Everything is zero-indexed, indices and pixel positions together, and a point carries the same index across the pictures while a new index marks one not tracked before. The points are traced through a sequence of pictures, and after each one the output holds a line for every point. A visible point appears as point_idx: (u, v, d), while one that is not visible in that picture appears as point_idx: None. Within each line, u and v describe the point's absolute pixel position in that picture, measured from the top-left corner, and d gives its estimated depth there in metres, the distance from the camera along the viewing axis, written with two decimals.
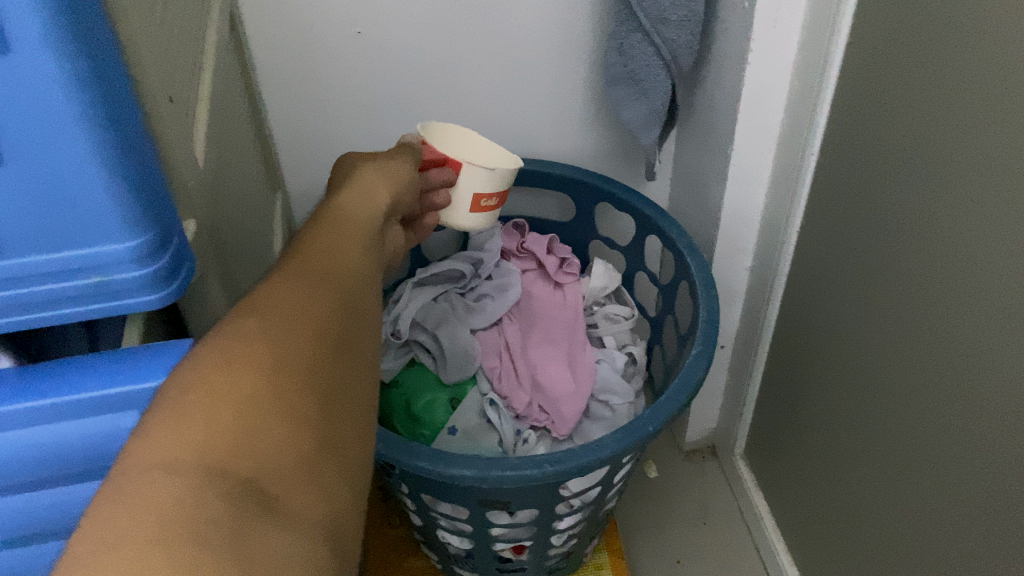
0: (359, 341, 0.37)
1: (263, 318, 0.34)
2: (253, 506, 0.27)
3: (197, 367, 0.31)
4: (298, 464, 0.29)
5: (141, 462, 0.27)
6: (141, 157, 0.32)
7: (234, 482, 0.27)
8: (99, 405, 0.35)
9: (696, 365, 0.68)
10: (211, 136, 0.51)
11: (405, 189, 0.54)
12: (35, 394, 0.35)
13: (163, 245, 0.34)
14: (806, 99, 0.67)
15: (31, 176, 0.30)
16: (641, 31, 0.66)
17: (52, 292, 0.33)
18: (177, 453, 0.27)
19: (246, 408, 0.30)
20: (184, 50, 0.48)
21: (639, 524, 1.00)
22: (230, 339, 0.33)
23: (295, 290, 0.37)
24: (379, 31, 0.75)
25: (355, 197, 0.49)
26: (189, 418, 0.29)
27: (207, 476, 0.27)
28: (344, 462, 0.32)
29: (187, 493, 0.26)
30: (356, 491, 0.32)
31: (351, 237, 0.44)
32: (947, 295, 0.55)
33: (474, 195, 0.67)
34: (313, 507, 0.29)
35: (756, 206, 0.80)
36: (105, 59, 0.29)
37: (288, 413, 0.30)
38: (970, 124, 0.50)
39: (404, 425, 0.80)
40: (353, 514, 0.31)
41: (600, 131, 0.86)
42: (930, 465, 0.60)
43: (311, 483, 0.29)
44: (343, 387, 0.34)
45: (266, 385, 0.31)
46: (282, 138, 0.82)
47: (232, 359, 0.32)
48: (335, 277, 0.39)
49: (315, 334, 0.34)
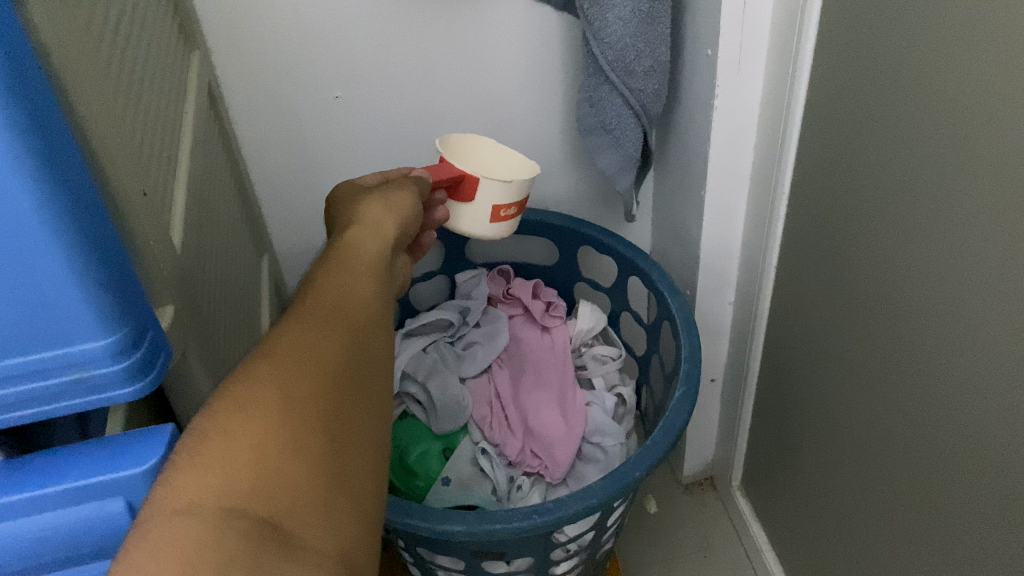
0: (369, 375, 0.38)
1: (274, 359, 0.35)
2: (271, 546, 0.29)
3: (213, 410, 0.32)
4: (311, 505, 0.31)
5: (164, 507, 0.28)
6: (113, 251, 0.33)
7: (251, 522, 0.29)
8: (86, 493, 0.34)
9: (681, 408, 0.69)
10: (190, 206, 0.52)
11: (410, 218, 0.55)
12: (20, 486, 0.34)
13: (138, 341, 0.35)
14: (775, 138, 0.70)
15: (8, 281, 0.30)
16: (608, 84, 0.68)
17: (35, 391, 0.34)
18: (198, 496, 0.29)
19: (261, 449, 0.31)
20: (157, 128, 0.49)
21: (640, 562, 1.00)
22: (244, 380, 0.34)
23: (306, 324, 0.38)
24: (357, 93, 0.77)
25: (365, 227, 0.50)
26: (207, 462, 0.30)
27: (227, 518, 0.28)
28: (355, 495, 0.33)
29: (208, 535, 0.27)
30: (367, 521, 0.33)
31: (360, 268, 0.45)
32: (925, 320, 0.57)
33: (492, 207, 0.68)
34: (327, 540, 0.31)
35: (734, 243, 0.82)
36: (70, 157, 0.30)
37: (300, 452, 0.32)
38: (934, 152, 0.52)
39: (399, 478, 0.80)
40: (365, 543, 0.33)
41: (578, 177, 0.89)
42: (923, 486, 0.61)
43: (324, 517, 0.31)
44: (352, 424, 0.35)
45: (279, 426, 0.32)
46: (265, 200, 0.83)
47: (247, 400, 0.32)
48: (347, 309, 0.40)
49: (326, 370, 0.35)
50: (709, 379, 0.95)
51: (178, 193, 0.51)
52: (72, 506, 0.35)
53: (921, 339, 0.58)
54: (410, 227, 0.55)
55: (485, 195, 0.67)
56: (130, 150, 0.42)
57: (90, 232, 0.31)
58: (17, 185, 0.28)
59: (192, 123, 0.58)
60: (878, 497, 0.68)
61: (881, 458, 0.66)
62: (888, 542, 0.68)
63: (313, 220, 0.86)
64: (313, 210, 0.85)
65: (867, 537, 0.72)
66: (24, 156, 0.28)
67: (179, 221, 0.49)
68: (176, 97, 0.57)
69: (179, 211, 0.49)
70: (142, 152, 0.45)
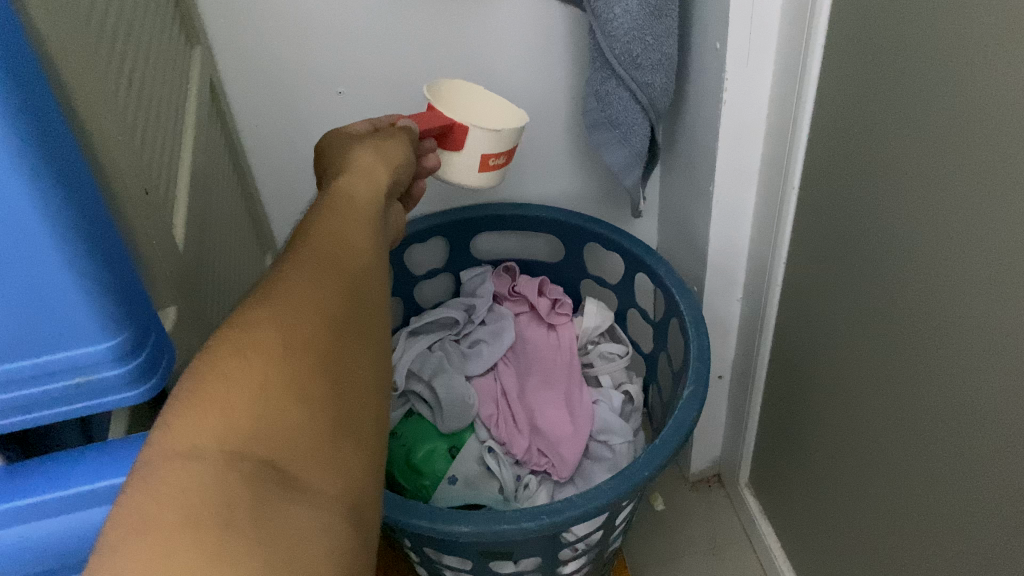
0: (368, 319, 0.37)
1: (274, 302, 0.35)
2: (275, 488, 0.28)
3: (211, 355, 0.32)
4: (315, 447, 0.30)
5: (165, 450, 0.28)
6: (113, 249, 0.32)
7: (255, 465, 0.28)
8: (90, 498, 0.34)
9: (690, 406, 0.68)
10: (192, 202, 0.52)
11: (402, 166, 0.54)
12: (25, 491, 0.34)
13: (142, 342, 0.34)
14: (785, 132, 0.69)
15: (8, 284, 0.30)
16: (615, 78, 0.68)
17: (37, 395, 0.33)
18: (199, 442, 0.28)
19: (261, 391, 0.30)
20: (157, 122, 0.48)
21: (648, 559, 0.99)
22: (242, 325, 0.33)
23: (304, 270, 0.37)
24: (361, 89, 0.76)
25: (358, 176, 0.50)
26: (207, 404, 0.30)
27: (229, 462, 0.28)
28: (360, 437, 0.32)
29: (211, 481, 0.27)
30: (374, 461, 0.33)
31: (357, 214, 0.44)
32: (935, 316, 0.56)
33: (481, 156, 0.69)
34: (332, 482, 0.30)
35: (743, 239, 0.81)
36: (66, 150, 0.29)
37: (302, 395, 0.31)
38: (947, 147, 0.51)
39: (405, 477, 0.79)
40: (372, 484, 0.32)
41: (583, 173, 0.88)
42: (931, 485, 0.60)
43: (328, 459, 0.31)
44: (353, 368, 0.34)
45: (278, 369, 0.31)
46: (268, 197, 0.82)
47: (246, 343, 0.32)
48: (344, 254, 0.39)
49: (325, 317, 0.35)
50: (716, 376, 0.94)
51: (180, 190, 0.50)
52: (69, 514, 0.34)
53: (930, 336, 0.57)
54: (402, 176, 0.54)
55: (474, 144, 0.68)
56: (131, 146, 0.42)
57: (90, 232, 0.30)
58: (16, 184, 0.28)
59: (194, 120, 0.58)
60: (886, 495, 0.67)
61: (889, 455, 0.65)
62: (896, 539, 0.68)
63: None
64: None
65: (875, 535, 0.71)
66: (21, 150, 0.27)
67: (181, 220, 0.48)
68: (177, 93, 0.56)
69: (181, 208, 0.49)
70: (143, 147, 0.44)
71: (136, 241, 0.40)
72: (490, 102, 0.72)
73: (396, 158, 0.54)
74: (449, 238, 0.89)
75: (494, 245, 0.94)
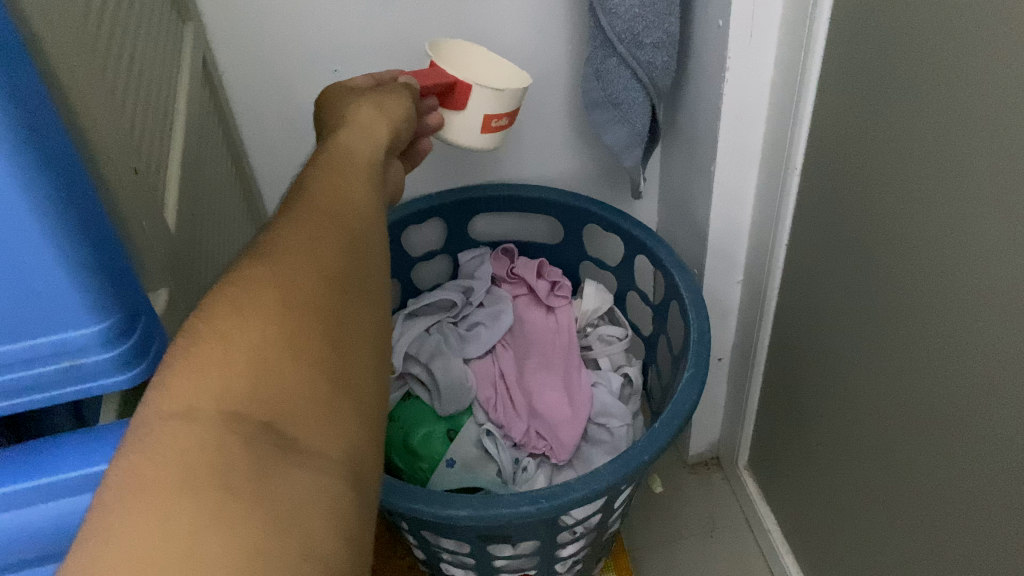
0: (367, 278, 0.36)
1: (271, 261, 0.34)
2: (274, 451, 0.27)
3: (208, 313, 0.31)
4: (315, 410, 0.30)
5: (160, 411, 0.27)
6: (100, 228, 0.31)
7: (253, 427, 0.28)
8: (92, 481, 0.33)
9: (691, 388, 0.67)
10: (184, 181, 0.51)
11: (401, 122, 0.53)
12: (25, 474, 0.33)
13: (131, 324, 0.33)
14: (787, 112, 0.68)
15: None
16: (616, 56, 0.66)
17: (27, 378, 0.33)
18: (196, 400, 0.28)
19: (259, 351, 0.30)
20: (147, 99, 0.47)
21: (646, 542, 0.99)
22: (238, 284, 0.32)
23: (302, 227, 0.36)
24: (357, 68, 0.75)
25: (355, 134, 0.48)
26: (203, 363, 0.29)
27: (226, 423, 0.27)
28: (361, 400, 0.32)
29: (208, 442, 0.26)
30: (376, 425, 0.32)
31: (355, 173, 0.43)
32: (936, 299, 0.55)
33: (484, 115, 0.69)
34: (333, 445, 0.29)
35: (744, 221, 0.80)
36: (51, 126, 0.28)
37: (301, 356, 0.30)
38: (951, 128, 0.50)
39: (402, 459, 0.79)
40: (374, 447, 0.31)
41: (583, 153, 0.87)
42: (931, 469, 0.60)
43: (329, 421, 0.30)
44: (353, 329, 0.33)
45: (276, 329, 0.31)
46: (263, 178, 0.81)
47: (242, 302, 0.31)
48: (343, 212, 0.39)
49: (323, 273, 0.34)
50: (716, 358, 0.94)
51: (172, 169, 0.49)
52: (62, 498, 0.33)
53: (930, 320, 0.56)
54: (402, 133, 0.53)
55: (476, 104, 0.68)
56: (121, 123, 0.41)
57: (78, 209, 0.30)
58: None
59: (187, 98, 0.56)
60: (885, 478, 0.67)
61: (889, 439, 0.65)
62: (895, 523, 0.67)
63: None
64: None
65: (874, 518, 0.71)
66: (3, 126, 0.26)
67: (173, 200, 0.47)
68: (168, 69, 0.55)
69: (173, 188, 0.47)
70: (133, 125, 0.43)
71: (128, 221, 0.39)
72: (482, 61, 0.71)
73: (396, 113, 0.53)
74: (447, 220, 0.88)
75: (492, 227, 0.94)
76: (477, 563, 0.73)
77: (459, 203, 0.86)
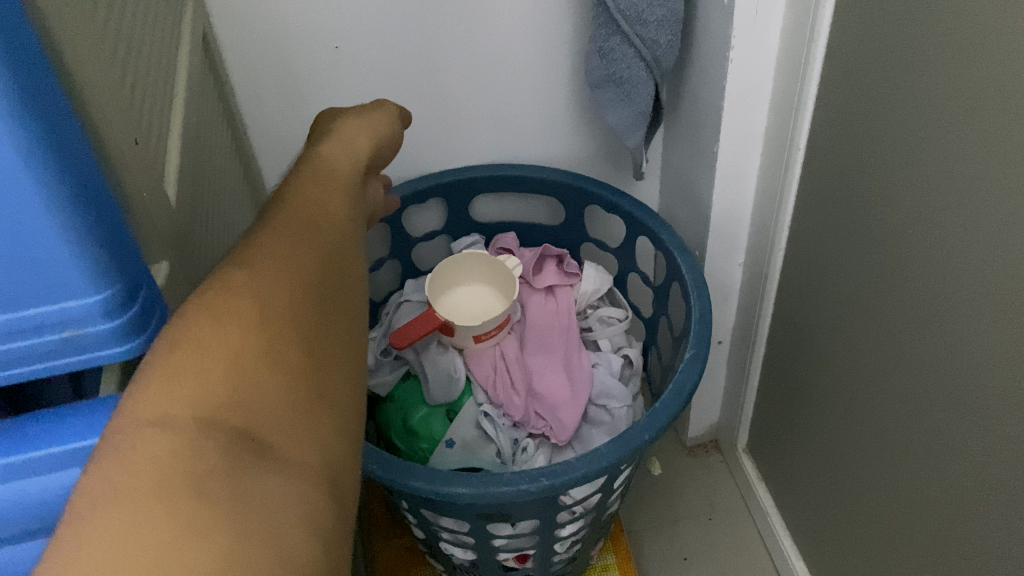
0: (343, 294, 0.38)
1: (249, 273, 0.35)
2: (249, 457, 0.28)
3: (184, 322, 0.32)
4: (290, 419, 0.31)
5: (134, 418, 0.28)
6: (99, 199, 0.31)
7: (228, 434, 0.28)
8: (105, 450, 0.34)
9: (691, 369, 0.67)
10: (185, 159, 0.50)
11: (387, 137, 0.54)
12: (38, 443, 0.33)
13: (132, 296, 0.33)
14: (791, 93, 0.68)
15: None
16: (619, 34, 0.66)
17: (31, 349, 0.33)
18: (171, 409, 0.28)
19: (235, 361, 0.31)
20: (148, 75, 0.47)
21: (645, 523, 1.00)
22: (216, 295, 0.33)
23: (280, 244, 0.38)
24: (358, 45, 0.74)
25: (339, 147, 0.50)
26: (179, 372, 0.30)
27: (201, 430, 0.28)
28: (336, 410, 0.33)
29: (182, 448, 0.27)
30: (351, 436, 0.33)
31: (335, 189, 0.45)
32: (938, 283, 0.55)
33: None
34: (308, 453, 0.30)
35: (747, 203, 0.80)
36: (51, 95, 0.28)
37: (276, 366, 0.32)
38: (956, 110, 0.50)
39: (403, 440, 0.79)
40: (350, 457, 0.32)
41: (585, 134, 0.86)
42: (931, 452, 0.60)
43: (305, 430, 0.31)
44: (329, 343, 0.35)
45: (252, 340, 0.32)
46: (263, 155, 0.81)
47: (219, 313, 0.32)
48: (321, 229, 0.40)
49: (299, 287, 0.35)
50: (716, 342, 0.94)
51: (172, 145, 0.49)
52: (64, 470, 0.34)
53: (932, 303, 0.56)
54: (387, 148, 0.54)
55: None
56: (123, 98, 0.40)
57: (78, 180, 0.30)
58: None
59: (186, 74, 0.56)
60: (886, 462, 0.67)
61: (889, 423, 0.65)
62: (894, 507, 0.68)
63: None
64: None
65: (873, 502, 0.71)
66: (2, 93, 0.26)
67: (173, 174, 0.47)
68: (169, 45, 0.54)
69: (174, 164, 0.47)
70: (135, 101, 0.43)
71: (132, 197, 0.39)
72: None
73: (381, 126, 0.54)
74: (448, 200, 0.88)
75: (492, 210, 0.93)
76: (476, 542, 0.73)
77: (461, 183, 0.85)
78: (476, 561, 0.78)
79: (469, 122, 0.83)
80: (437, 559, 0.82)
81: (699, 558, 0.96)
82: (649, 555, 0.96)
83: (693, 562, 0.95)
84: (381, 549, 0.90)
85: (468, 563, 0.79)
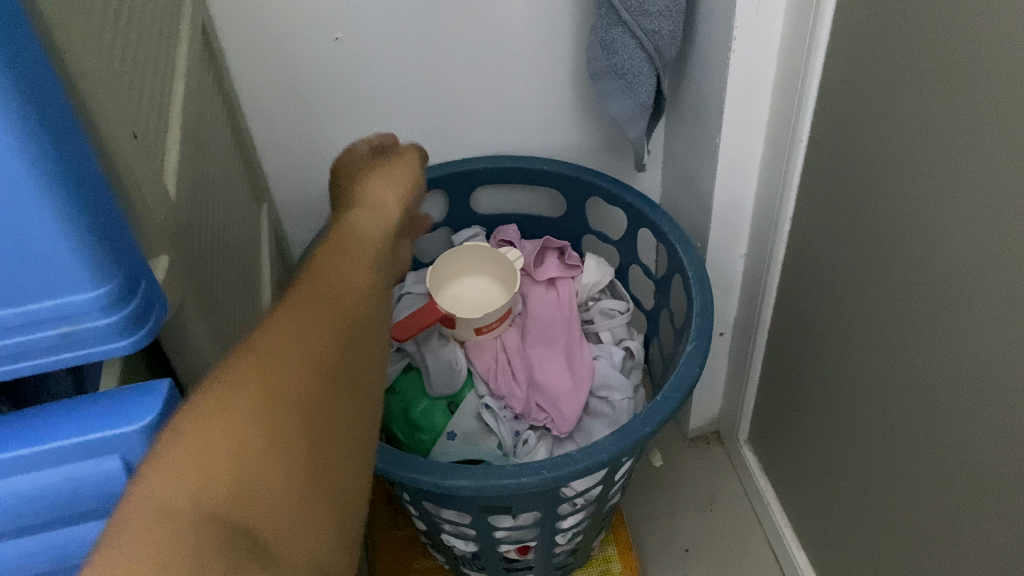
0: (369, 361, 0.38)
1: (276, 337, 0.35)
2: (245, 558, 0.30)
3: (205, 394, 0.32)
4: (295, 509, 0.32)
5: (146, 505, 0.29)
6: (97, 194, 0.31)
7: (231, 531, 0.30)
8: (102, 445, 0.34)
9: (692, 362, 0.67)
10: (185, 151, 0.50)
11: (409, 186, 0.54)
12: (36, 437, 0.33)
13: (131, 290, 0.33)
14: (794, 84, 0.67)
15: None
16: (621, 25, 0.66)
17: (30, 343, 0.33)
18: (181, 496, 0.29)
19: (250, 445, 0.31)
20: (147, 67, 0.47)
21: (646, 514, 1.00)
22: (238, 365, 0.34)
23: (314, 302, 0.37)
24: (358, 36, 0.74)
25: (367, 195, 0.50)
26: (194, 456, 0.30)
27: (206, 525, 0.29)
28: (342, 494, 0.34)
29: (186, 546, 0.28)
30: (353, 519, 0.35)
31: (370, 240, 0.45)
32: (941, 274, 0.55)
33: None
34: (305, 546, 0.32)
35: (748, 194, 0.79)
36: (47, 89, 0.28)
37: (289, 450, 0.32)
38: (959, 101, 0.49)
39: (403, 431, 0.79)
40: (346, 543, 0.34)
41: (587, 125, 0.86)
42: (931, 444, 0.60)
43: (306, 523, 0.32)
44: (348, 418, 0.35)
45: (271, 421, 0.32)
46: (263, 147, 0.81)
47: (241, 386, 0.32)
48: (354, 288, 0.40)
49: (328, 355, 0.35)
50: (717, 333, 0.94)
51: (171, 137, 0.48)
52: (64, 463, 0.34)
53: (935, 294, 0.56)
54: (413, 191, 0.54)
55: None
56: (123, 91, 0.40)
57: (76, 175, 0.30)
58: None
59: (185, 66, 0.56)
60: (887, 454, 0.67)
61: (890, 414, 0.65)
62: (895, 499, 0.68)
63: (316, 171, 0.83)
64: (316, 160, 0.83)
65: (873, 493, 0.71)
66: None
67: (172, 167, 0.46)
68: (168, 37, 0.54)
69: (174, 157, 0.47)
70: (135, 94, 0.42)
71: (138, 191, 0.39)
72: None
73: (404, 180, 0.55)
74: (450, 192, 0.88)
75: (494, 202, 0.93)
76: (478, 534, 0.73)
77: (462, 175, 0.85)
78: (477, 552, 0.78)
79: (470, 113, 0.82)
80: (439, 551, 0.83)
81: (700, 549, 0.96)
82: (651, 547, 0.97)
83: (694, 553, 0.96)
84: (381, 539, 0.90)
85: (470, 555, 0.79)
